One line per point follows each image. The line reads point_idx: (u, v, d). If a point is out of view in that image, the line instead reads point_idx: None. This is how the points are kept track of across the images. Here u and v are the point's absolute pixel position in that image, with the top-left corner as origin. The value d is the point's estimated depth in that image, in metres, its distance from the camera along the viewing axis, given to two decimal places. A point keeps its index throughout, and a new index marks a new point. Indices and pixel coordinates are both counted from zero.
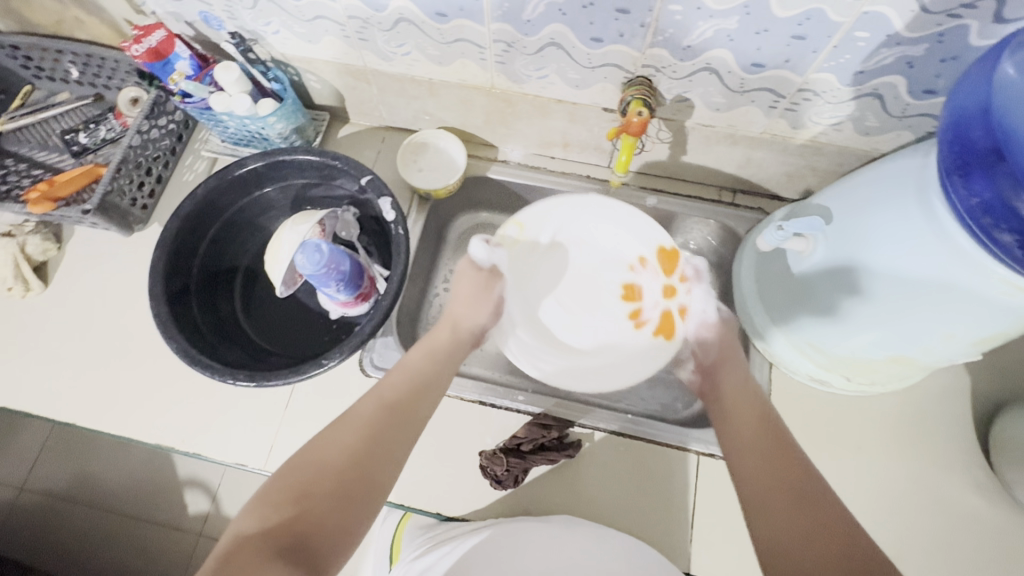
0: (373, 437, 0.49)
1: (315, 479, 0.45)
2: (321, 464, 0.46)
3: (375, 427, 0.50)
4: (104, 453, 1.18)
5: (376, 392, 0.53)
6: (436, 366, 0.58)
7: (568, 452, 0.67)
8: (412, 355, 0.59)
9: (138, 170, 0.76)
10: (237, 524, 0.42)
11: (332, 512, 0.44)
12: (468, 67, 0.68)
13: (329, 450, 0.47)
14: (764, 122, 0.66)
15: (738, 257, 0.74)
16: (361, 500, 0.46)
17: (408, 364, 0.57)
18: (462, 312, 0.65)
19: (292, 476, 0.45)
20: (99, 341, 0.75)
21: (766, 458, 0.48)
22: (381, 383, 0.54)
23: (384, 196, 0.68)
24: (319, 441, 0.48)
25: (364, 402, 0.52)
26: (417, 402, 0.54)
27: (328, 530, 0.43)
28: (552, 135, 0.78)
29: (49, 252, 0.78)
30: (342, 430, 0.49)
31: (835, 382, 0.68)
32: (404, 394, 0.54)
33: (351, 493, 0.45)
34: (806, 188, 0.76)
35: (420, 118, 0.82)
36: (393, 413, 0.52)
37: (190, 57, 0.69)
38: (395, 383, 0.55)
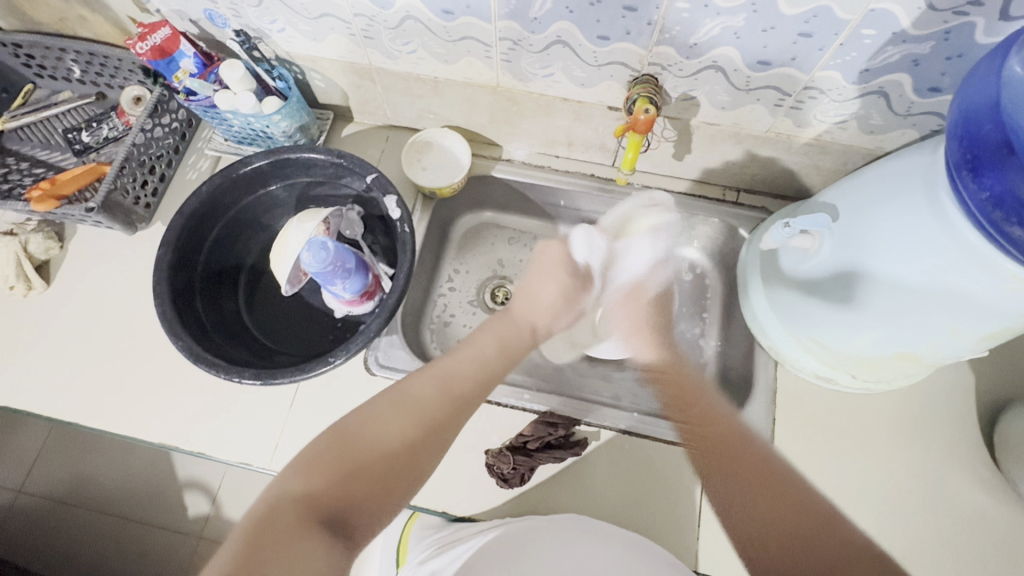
0: (432, 430, 0.49)
1: (366, 454, 0.45)
2: (377, 441, 0.46)
3: (430, 413, 0.50)
4: (104, 454, 1.18)
5: (441, 376, 0.53)
6: (499, 357, 0.58)
7: (574, 450, 0.67)
8: (481, 343, 0.58)
9: (142, 169, 0.76)
10: (282, 481, 0.43)
11: (371, 491, 0.44)
12: (473, 65, 0.68)
13: (386, 426, 0.47)
14: (769, 121, 0.66)
15: (743, 256, 0.75)
16: (406, 485, 0.46)
17: (472, 350, 0.57)
18: (540, 318, 0.65)
19: (342, 443, 0.45)
20: (101, 340, 0.74)
21: (719, 472, 0.54)
22: (443, 365, 0.54)
23: (389, 195, 0.68)
24: (379, 411, 0.48)
25: (427, 383, 0.52)
26: (477, 398, 0.54)
27: (368, 510, 0.44)
28: (557, 134, 0.78)
29: (52, 250, 0.77)
30: (401, 409, 0.49)
31: (840, 380, 0.68)
32: (468, 389, 0.53)
33: (399, 477, 0.46)
34: (810, 187, 0.77)
35: (425, 116, 0.82)
36: (449, 401, 0.51)
37: (194, 55, 0.69)
38: (465, 370, 0.55)
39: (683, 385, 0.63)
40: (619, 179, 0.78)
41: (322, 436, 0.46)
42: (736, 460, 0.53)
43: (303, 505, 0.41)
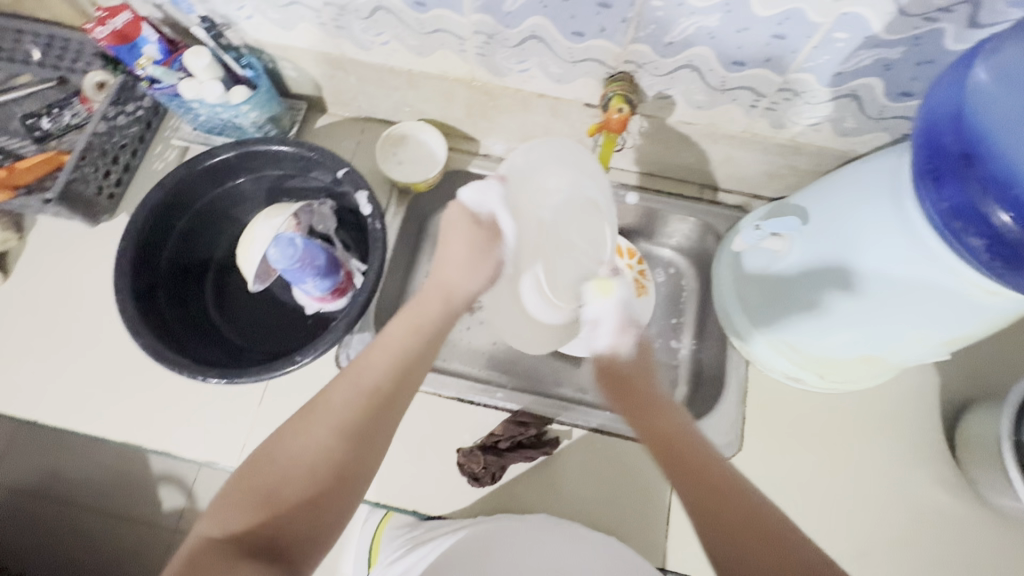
0: (352, 437, 0.47)
1: (282, 481, 0.45)
2: (289, 465, 0.46)
3: (344, 423, 0.48)
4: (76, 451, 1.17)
5: (356, 384, 0.50)
6: (417, 342, 0.53)
7: (545, 449, 0.67)
8: (394, 335, 0.53)
9: (104, 158, 0.74)
10: (204, 525, 0.44)
11: (303, 516, 0.45)
12: (448, 58, 0.67)
13: (300, 448, 0.47)
14: (744, 121, 0.66)
15: (716, 257, 0.75)
16: (337, 499, 0.46)
17: (386, 342, 0.53)
18: (452, 276, 0.56)
19: (254, 478, 0.46)
20: (64, 334, 0.72)
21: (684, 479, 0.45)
22: (357, 366, 0.51)
23: (361, 190, 0.67)
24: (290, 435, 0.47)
25: (338, 392, 0.49)
26: (396, 394, 0.50)
27: (301, 535, 0.44)
28: (534, 129, 0.77)
29: (10, 242, 0.74)
30: (310, 429, 0.47)
31: (808, 381, 0.69)
32: (389, 387, 0.50)
33: (326, 492, 0.45)
34: (786, 187, 0.77)
35: (400, 109, 0.80)
36: (360, 406, 0.48)
37: (158, 41, 0.67)
38: (378, 366, 0.51)
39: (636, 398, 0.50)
40: None
41: (242, 472, 0.47)
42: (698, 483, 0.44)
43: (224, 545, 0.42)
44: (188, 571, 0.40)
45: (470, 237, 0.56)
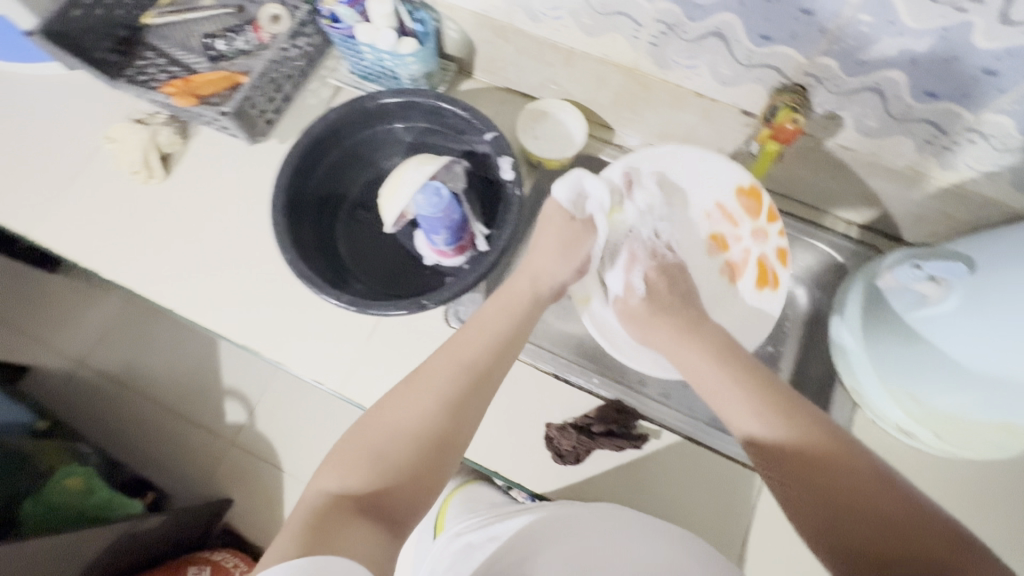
0: (452, 404, 0.52)
1: (392, 444, 0.49)
2: (397, 429, 0.50)
3: (448, 389, 0.53)
4: (180, 339, 1.34)
5: (457, 353, 0.56)
6: (513, 321, 0.61)
7: (635, 443, 0.67)
8: (493, 318, 0.60)
9: (272, 85, 0.79)
10: (321, 482, 0.47)
11: (405, 479, 0.47)
12: (617, 43, 0.67)
13: (396, 415, 0.51)
14: (911, 156, 0.63)
15: (841, 291, 0.73)
16: (433, 469, 0.49)
17: (482, 319, 0.60)
18: (541, 264, 0.66)
19: (364, 435, 0.49)
20: (206, 237, 0.78)
21: (810, 489, 0.44)
22: (457, 340, 0.57)
23: (504, 156, 0.69)
24: (390, 406, 0.52)
25: (439, 359, 0.55)
26: (495, 364, 0.56)
27: (409, 492, 0.47)
28: (677, 128, 0.77)
29: (176, 145, 0.81)
30: (416, 398, 0.52)
31: (922, 438, 0.66)
32: (480, 355, 0.56)
33: (429, 458, 0.49)
34: (930, 234, 0.73)
35: (546, 86, 0.82)
36: (464, 374, 0.54)
37: None
38: (496, 325, 0.59)
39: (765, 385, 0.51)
40: None
41: (349, 448, 0.49)
42: (858, 491, 0.43)
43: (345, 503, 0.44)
44: (319, 521, 0.42)
45: (565, 232, 0.68)
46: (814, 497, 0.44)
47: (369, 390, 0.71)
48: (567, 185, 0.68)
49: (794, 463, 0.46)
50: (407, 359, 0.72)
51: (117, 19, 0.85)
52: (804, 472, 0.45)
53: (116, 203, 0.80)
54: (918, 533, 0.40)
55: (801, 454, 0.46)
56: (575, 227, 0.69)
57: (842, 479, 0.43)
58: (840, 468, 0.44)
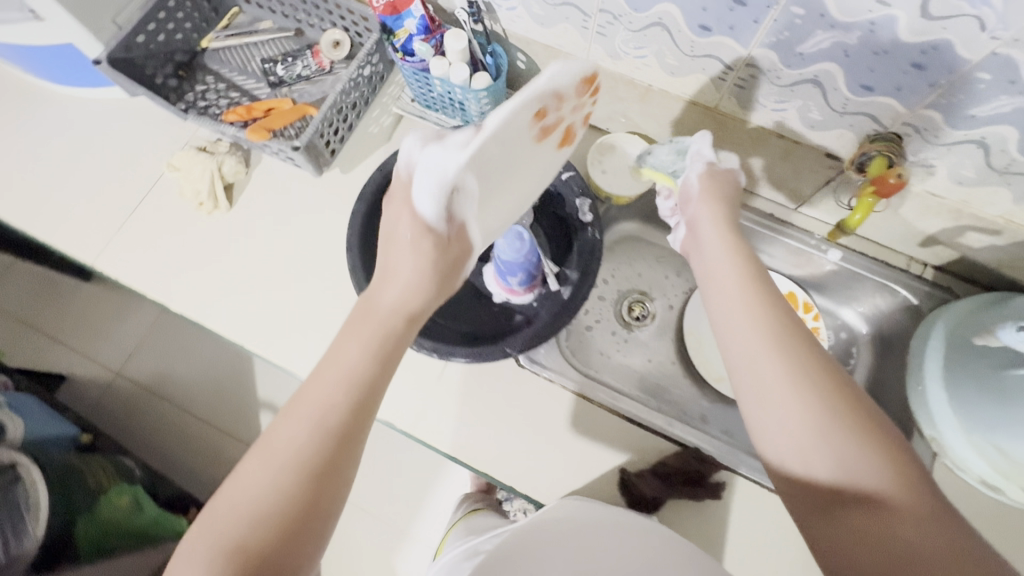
0: (317, 469, 0.46)
1: (241, 524, 0.44)
2: (241, 508, 0.45)
3: (298, 453, 0.46)
4: (216, 348, 1.37)
5: (315, 397, 0.49)
6: (374, 368, 0.50)
7: (712, 491, 0.66)
8: (343, 351, 0.51)
9: (338, 115, 0.77)
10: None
11: (267, 554, 0.43)
12: (700, 83, 0.66)
13: (256, 485, 0.45)
14: (1006, 206, 0.62)
15: (914, 338, 0.72)
16: (308, 527, 0.45)
17: (342, 360, 0.51)
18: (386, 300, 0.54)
19: (217, 519, 0.45)
20: (269, 269, 0.77)
21: (817, 419, 0.43)
22: (319, 377, 0.50)
23: (581, 197, 0.70)
24: (317, 388, 0.50)
25: (300, 427, 0.47)
26: (356, 424, 0.49)
27: (278, 569, 0.44)
28: (751, 166, 0.75)
29: (239, 174, 0.80)
30: (269, 461, 0.46)
31: (1010, 494, 0.63)
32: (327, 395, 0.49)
33: (284, 533, 0.44)
34: (1012, 280, 0.72)
35: (614, 119, 0.80)
36: (321, 438, 0.47)
37: (420, 16, 0.69)
38: (341, 357, 0.51)
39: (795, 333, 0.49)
40: (834, 233, 0.76)
41: (282, 438, 0.47)
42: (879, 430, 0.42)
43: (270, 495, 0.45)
44: None
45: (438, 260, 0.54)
46: (807, 419, 0.43)
47: (438, 431, 0.70)
48: (430, 199, 0.50)
49: (794, 384, 0.45)
50: (475, 399, 0.71)
51: (177, 44, 0.85)
52: (800, 383, 0.45)
53: (177, 232, 0.79)
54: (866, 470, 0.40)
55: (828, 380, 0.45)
56: (428, 249, 0.53)
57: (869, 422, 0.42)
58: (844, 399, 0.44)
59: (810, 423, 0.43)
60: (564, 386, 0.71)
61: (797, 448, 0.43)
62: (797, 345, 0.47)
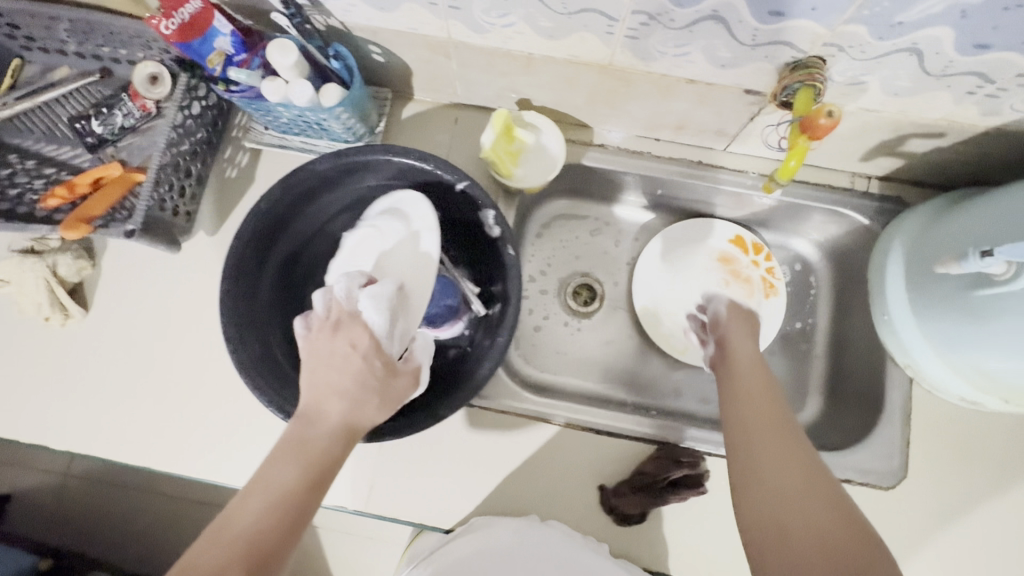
0: None
1: None
2: None
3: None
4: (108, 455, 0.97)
5: (247, 513, 0.41)
6: (311, 484, 0.43)
7: (700, 487, 0.61)
8: (280, 464, 0.44)
9: (177, 173, 0.64)
10: None
11: None
12: (587, 41, 0.55)
13: None
14: (947, 108, 0.55)
15: (877, 262, 0.67)
16: None
17: (277, 472, 0.43)
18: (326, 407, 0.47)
19: None
20: (156, 372, 0.66)
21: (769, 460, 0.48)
22: (252, 487, 0.42)
23: (484, 209, 0.58)
24: (239, 503, 0.42)
25: (216, 552, 0.39)
26: (287, 542, 0.41)
27: None
28: (666, 117, 0.66)
29: (85, 270, 0.67)
30: None
31: (988, 405, 0.61)
32: (266, 515, 0.41)
33: None
34: (959, 175, 0.66)
35: (504, 95, 0.68)
36: (251, 560, 0.39)
37: (231, 32, 0.56)
38: (277, 469, 0.43)
39: (748, 396, 0.56)
40: (768, 186, 0.68)
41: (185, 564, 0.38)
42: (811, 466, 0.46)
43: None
44: None
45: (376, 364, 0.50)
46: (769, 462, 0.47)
47: (396, 501, 0.63)
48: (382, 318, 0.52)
49: (742, 426, 0.52)
50: (432, 454, 0.64)
51: None
52: (754, 430, 0.51)
53: (33, 357, 0.66)
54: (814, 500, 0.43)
55: (772, 430, 0.51)
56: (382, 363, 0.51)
57: (804, 462, 0.47)
58: (788, 443, 0.49)
59: (750, 464, 0.48)
60: (520, 414, 0.65)
61: (766, 488, 0.46)
62: (760, 401, 0.55)
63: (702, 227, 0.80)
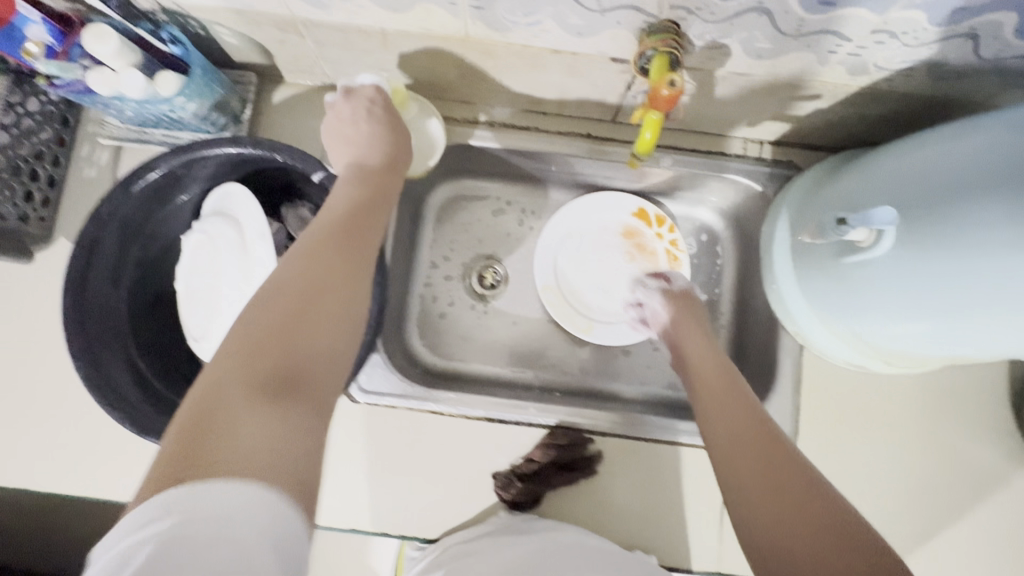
0: (288, 374, 0.39)
1: (244, 435, 0.35)
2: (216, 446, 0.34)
3: (256, 337, 0.40)
4: None
5: (286, 283, 0.43)
6: (340, 257, 0.46)
7: (588, 469, 0.63)
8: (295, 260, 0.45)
9: (19, 176, 0.60)
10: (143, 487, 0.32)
11: (247, 428, 0.35)
12: (434, 14, 0.51)
13: (244, 428, 0.35)
14: (815, 69, 0.53)
15: (768, 227, 0.66)
16: (295, 412, 0.38)
17: (290, 264, 0.45)
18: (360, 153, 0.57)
19: (202, 432, 0.34)
20: (21, 389, 0.62)
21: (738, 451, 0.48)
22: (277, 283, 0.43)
23: None
24: (250, 319, 0.41)
25: (252, 314, 0.41)
26: (331, 288, 0.44)
27: (238, 437, 0.35)
28: (545, 89, 0.63)
29: None
30: (226, 391, 0.37)
31: (871, 366, 0.62)
32: (309, 279, 0.44)
33: (273, 408, 0.37)
34: (846, 137, 0.65)
35: (375, 74, 0.64)
36: (283, 322, 0.41)
37: (43, 20, 0.50)
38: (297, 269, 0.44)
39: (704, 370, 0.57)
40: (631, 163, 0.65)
41: (223, 345, 0.40)
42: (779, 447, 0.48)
43: (177, 441, 0.34)
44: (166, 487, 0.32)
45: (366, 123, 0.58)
46: (743, 452, 0.48)
47: None
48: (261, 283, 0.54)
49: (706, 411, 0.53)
50: None
51: None
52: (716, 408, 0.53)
53: None
54: (789, 477, 0.45)
55: (736, 408, 0.52)
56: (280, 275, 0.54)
57: (771, 441, 0.48)
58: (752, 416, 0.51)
59: (727, 447, 0.49)
60: (411, 407, 0.65)
61: (745, 475, 0.47)
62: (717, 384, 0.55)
63: (605, 198, 0.76)
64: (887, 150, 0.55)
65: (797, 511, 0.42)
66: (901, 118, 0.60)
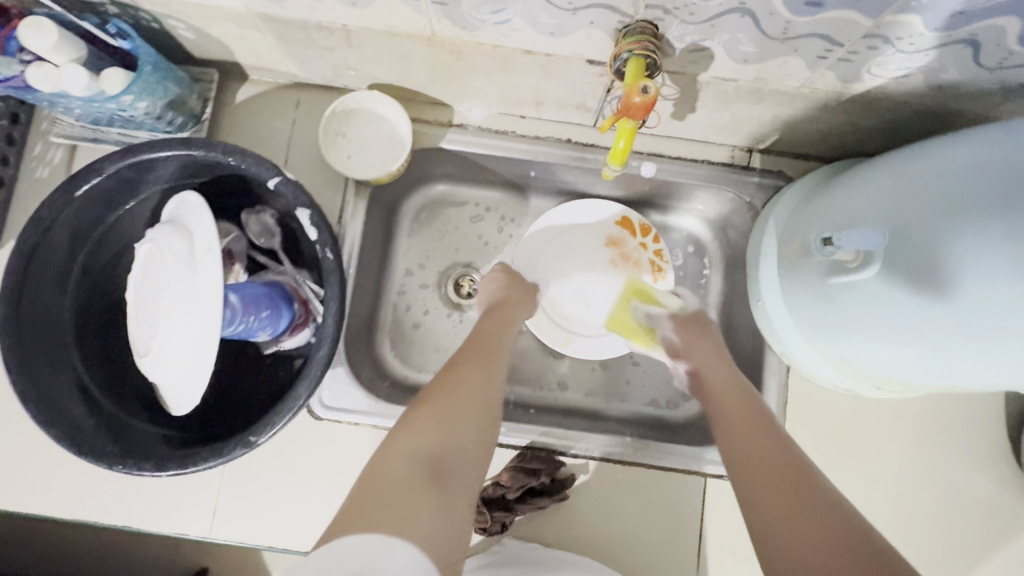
0: (445, 432, 0.45)
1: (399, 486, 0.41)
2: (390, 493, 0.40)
3: (448, 411, 0.46)
4: None
5: (479, 366, 0.52)
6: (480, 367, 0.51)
7: (560, 495, 0.61)
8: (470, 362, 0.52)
9: None
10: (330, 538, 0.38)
11: (399, 488, 0.41)
12: (395, 10, 0.47)
13: (400, 477, 0.41)
14: (804, 75, 0.49)
15: (755, 241, 0.63)
16: (454, 470, 0.43)
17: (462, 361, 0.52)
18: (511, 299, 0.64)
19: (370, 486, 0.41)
20: None
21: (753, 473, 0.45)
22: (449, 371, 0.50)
23: (301, 206, 0.51)
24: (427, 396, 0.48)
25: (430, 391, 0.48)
26: (486, 386, 0.50)
27: (417, 499, 0.40)
28: (521, 91, 0.59)
29: None
30: (402, 452, 0.43)
31: (860, 390, 0.59)
32: (470, 381, 0.49)
33: (432, 478, 0.42)
34: (839, 146, 0.62)
35: (342, 73, 0.61)
36: (454, 410, 0.47)
37: None
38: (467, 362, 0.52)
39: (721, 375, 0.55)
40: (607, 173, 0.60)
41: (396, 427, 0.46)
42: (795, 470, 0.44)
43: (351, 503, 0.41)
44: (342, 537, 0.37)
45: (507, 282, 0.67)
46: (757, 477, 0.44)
47: (243, 523, 0.59)
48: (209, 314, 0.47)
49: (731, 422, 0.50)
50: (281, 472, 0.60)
51: None
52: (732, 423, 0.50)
53: None
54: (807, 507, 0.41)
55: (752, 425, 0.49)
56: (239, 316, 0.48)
57: (786, 463, 0.44)
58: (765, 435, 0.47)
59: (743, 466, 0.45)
60: (376, 426, 0.61)
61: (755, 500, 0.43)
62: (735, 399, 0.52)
63: (587, 206, 0.73)
64: (878, 163, 0.51)
65: (795, 506, 0.41)
66: (897, 128, 0.57)
